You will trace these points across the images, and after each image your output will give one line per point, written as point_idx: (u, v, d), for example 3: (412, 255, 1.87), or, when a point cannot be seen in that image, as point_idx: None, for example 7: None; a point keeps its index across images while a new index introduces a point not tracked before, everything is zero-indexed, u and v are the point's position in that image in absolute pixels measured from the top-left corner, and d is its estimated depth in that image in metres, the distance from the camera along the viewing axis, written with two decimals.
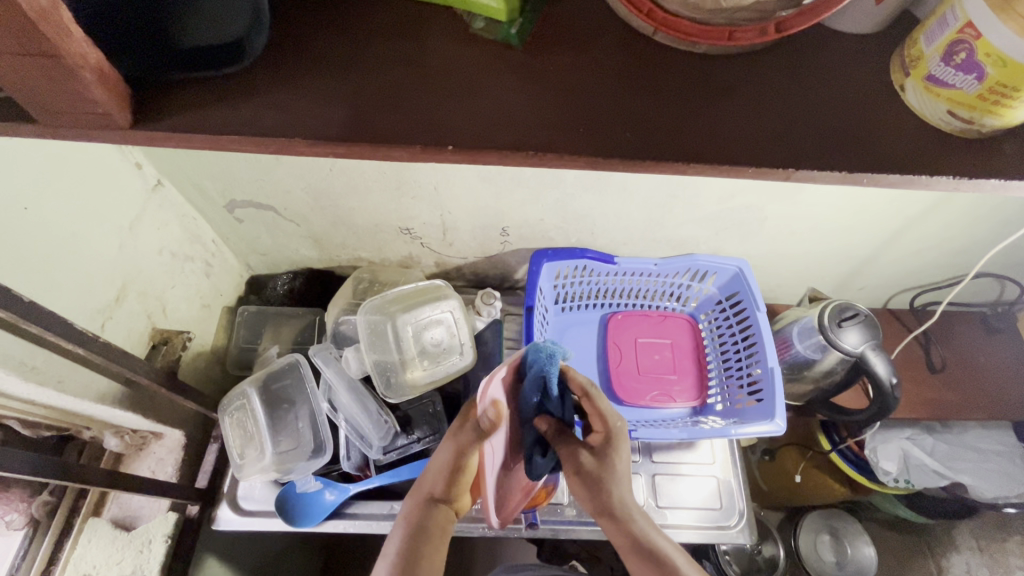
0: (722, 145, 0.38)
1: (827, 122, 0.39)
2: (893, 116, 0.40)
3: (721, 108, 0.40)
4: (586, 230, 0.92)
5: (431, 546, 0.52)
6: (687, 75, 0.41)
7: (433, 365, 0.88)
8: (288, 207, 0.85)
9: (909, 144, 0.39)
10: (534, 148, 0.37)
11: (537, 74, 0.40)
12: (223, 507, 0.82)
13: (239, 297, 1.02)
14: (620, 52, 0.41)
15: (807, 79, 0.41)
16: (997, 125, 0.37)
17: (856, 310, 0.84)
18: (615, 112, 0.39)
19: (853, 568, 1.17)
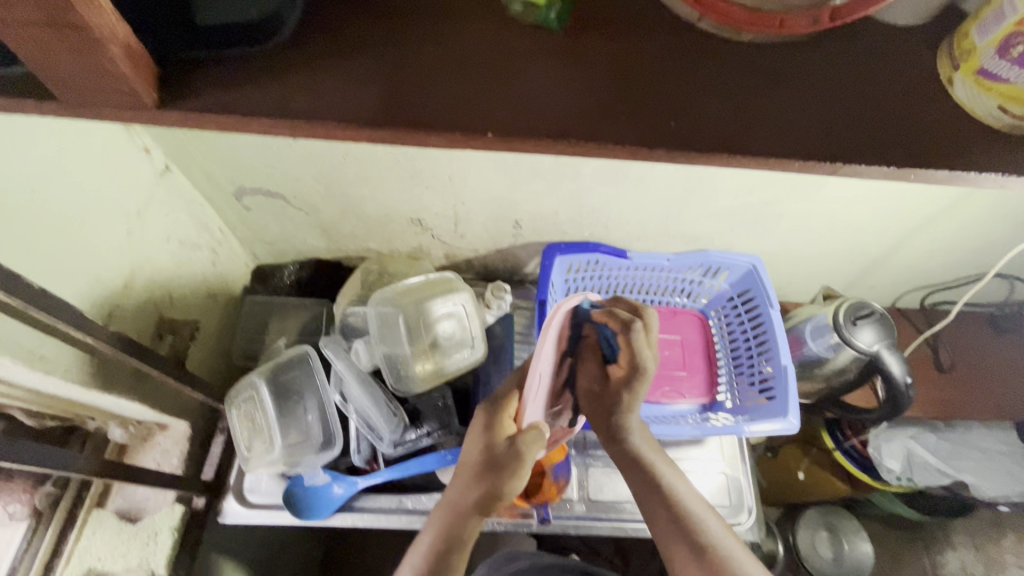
0: (767, 137, 0.37)
1: (876, 117, 0.38)
2: (940, 110, 0.39)
3: (769, 96, 0.39)
4: (600, 224, 0.91)
5: (458, 562, 0.57)
6: (732, 64, 0.39)
7: (445, 359, 0.88)
8: (298, 195, 0.84)
9: (961, 144, 0.38)
10: (578, 137, 0.36)
11: (580, 60, 0.39)
12: (229, 499, 0.83)
13: (245, 286, 1.00)
14: (664, 39, 0.40)
15: (852, 70, 0.40)
16: None
17: (871, 308, 0.84)
18: (659, 100, 0.38)
19: (851, 565, 1.19)
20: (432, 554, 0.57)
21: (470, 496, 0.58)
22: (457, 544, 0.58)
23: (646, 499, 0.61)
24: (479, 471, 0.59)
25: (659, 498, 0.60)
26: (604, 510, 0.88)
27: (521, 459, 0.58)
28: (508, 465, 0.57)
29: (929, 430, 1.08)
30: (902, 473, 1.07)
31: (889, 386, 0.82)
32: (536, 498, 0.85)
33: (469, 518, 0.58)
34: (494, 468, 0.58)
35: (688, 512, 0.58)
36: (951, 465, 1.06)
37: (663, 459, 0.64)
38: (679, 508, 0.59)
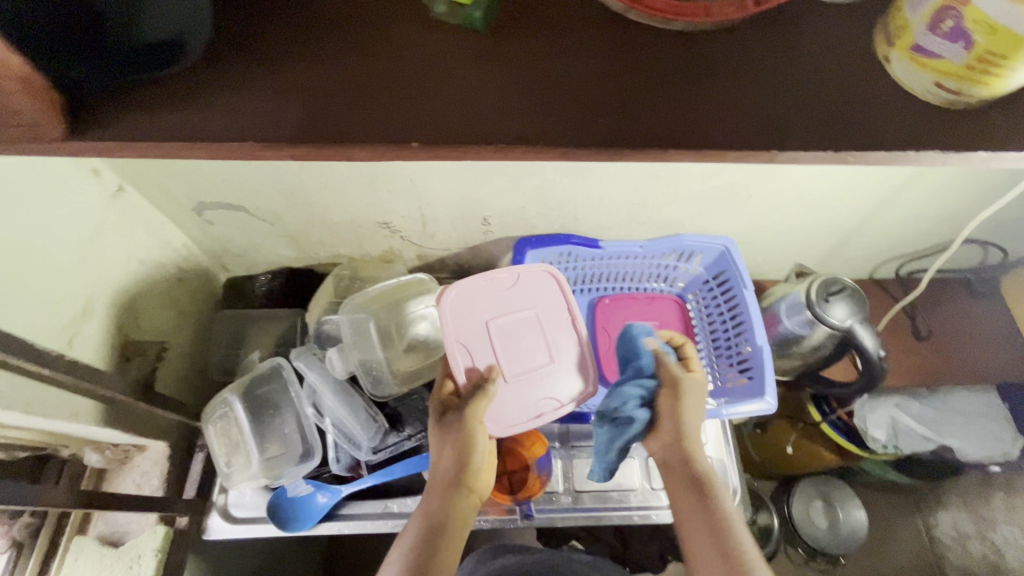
0: (702, 129, 0.36)
1: (813, 100, 0.38)
2: (880, 90, 0.39)
3: (706, 86, 0.38)
4: (570, 216, 0.90)
5: (447, 540, 0.60)
6: (666, 54, 0.38)
7: (420, 360, 0.89)
8: (261, 207, 0.83)
9: (901, 124, 0.38)
10: (507, 141, 0.35)
11: (508, 61, 0.37)
12: (213, 516, 0.83)
13: (218, 300, 0.99)
14: (596, 35, 0.39)
15: (788, 53, 0.39)
16: (984, 94, 0.36)
17: (842, 284, 0.84)
18: (590, 96, 0.37)
19: (845, 531, 1.26)
20: (419, 536, 0.60)
21: (443, 468, 0.65)
22: (443, 522, 0.61)
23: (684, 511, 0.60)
24: (443, 447, 0.66)
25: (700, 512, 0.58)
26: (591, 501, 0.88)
27: (467, 419, 0.66)
28: (460, 429, 0.66)
29: (913, 396, 1.06)
30: (888, 441, 1.05)
31: (864, 360, 0.82)
32: (521, 493, 0.85)
33: (447, 492, 0.64)
34: (448, 434, 0.66)
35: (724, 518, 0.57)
36: (935, 430, 1.04)
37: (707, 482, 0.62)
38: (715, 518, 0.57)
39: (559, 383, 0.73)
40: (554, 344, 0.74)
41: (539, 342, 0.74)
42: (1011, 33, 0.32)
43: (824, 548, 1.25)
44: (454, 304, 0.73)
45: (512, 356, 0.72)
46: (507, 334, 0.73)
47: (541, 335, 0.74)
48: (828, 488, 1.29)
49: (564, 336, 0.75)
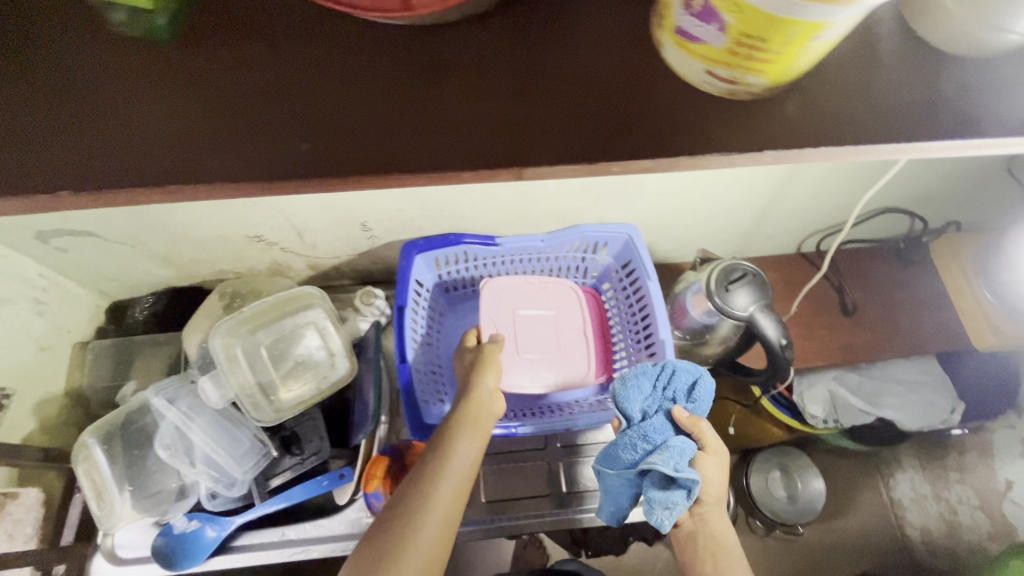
0: (401, 148, 0.34)
1: (547, 106, 0.33)
2: (639, 85, 0.33)
3: (414, 88, 0.34)
4: (457, 215, 0.84)
5: (464, 435, 0.69)
6: (372, 58, 0.35)
7: (313, 378, 0.82)
8: (112, 230, 0.76)
9: (655, 126, 0.33)
10: (183, 177, 0.34)
11: (201, 90, 0.36)
12: (98, 559, 0.79)
13: (97, 328, 0.92)
14: (296, 47, 0.36)
15: (529, 49, 0.34)
16: (762, 81, 0.31)
17: (744, 269, 0.79)
18: (279, 116, 0.35)
19: (803, 501, 1.23)
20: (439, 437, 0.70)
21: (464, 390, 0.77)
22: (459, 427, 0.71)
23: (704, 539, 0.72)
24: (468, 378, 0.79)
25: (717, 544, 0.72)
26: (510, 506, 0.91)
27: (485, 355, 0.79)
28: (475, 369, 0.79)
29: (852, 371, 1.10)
30: (828, 416, 1.09)
31: (767, 350, 0.77)
32: None
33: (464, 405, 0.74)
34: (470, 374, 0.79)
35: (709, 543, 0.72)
36: (872, 404, 1.10)
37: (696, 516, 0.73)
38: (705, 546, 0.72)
39: (557, 367, 0.90)
40: (561, 335, 0.92)
41: (550, 331, 0.91)
42: (757, 13, 0.26)
43: (784, 520, 1.22)
44: (495, 296, 0.92)
45: (516, 339, 0.90)
46: (529, 323, 0.91)
47: (558, 336, 0.91)
48: (786, 459, 1.26)
49: (573, 333, 0.92)
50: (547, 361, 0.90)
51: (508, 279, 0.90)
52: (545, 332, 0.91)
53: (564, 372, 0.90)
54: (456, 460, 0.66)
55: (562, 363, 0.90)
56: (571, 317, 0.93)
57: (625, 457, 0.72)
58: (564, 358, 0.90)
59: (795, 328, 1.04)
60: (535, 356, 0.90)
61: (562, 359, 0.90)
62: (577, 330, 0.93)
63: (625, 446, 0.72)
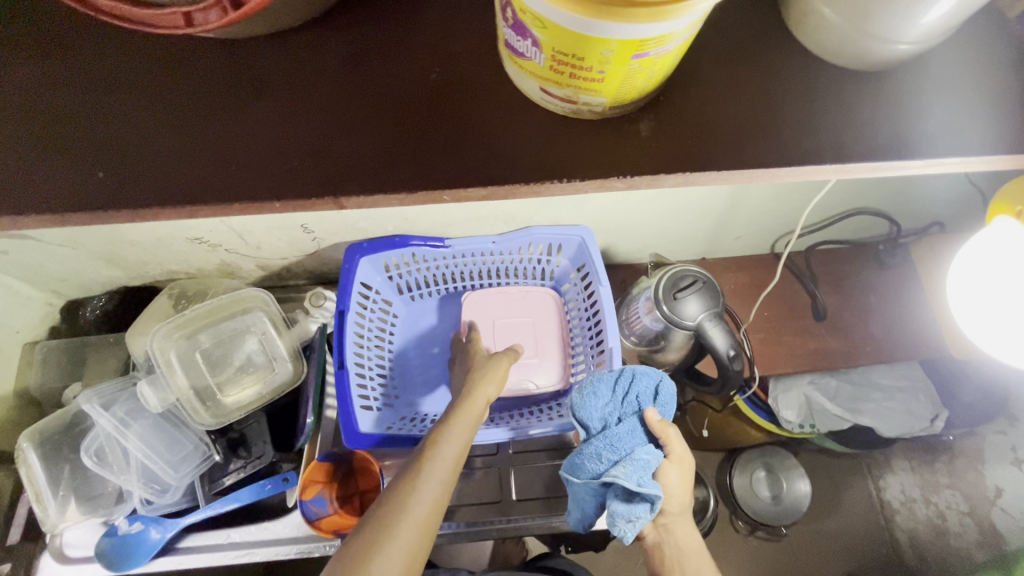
0: (226, 178, 0.41)
1: (345, 145, 0.41)
2: (422, 133, 0.41)
3: (232, 132, 0.42)
4: (401, 216, 0.81)
5: (460, 425, 0.67)
6: (203, 103, 0.43)
7: (254, 382, 0.83)
8: (47, 232, 0.75)
9: (430, 161, 0.41)
10: (47, 207, 0.40)
11: (61, 124, 0.42)
12: (45, 558, 0.80)
13: (50, 328, 0.93)
14: (143, 92, 0.43)
15: (335, 95, 0.42)
16: (586, 99, 0.37)
17: (695, 276, 0.75)
18: (131, 148, 0.42)
19: (788, 501, 1.24)
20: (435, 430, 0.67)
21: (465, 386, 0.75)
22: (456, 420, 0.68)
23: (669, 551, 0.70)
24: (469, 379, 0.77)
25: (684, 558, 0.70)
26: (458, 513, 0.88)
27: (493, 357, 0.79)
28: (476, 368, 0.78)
29: (829, 376, 1.07)
30: (802, 420, 1.07)
31: (717, 362, 0.74)
32: None
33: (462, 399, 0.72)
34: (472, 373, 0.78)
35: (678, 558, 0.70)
36: (851, 409, 1.07)
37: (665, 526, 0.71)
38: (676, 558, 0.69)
39: (538, 371, 0.92)
40: (538, 342, 0.94)
41: (527, 339, 0.94)
42: (556, 27, 0.30)
43: (767, 520, 1.23)
44: (472, 308, 0.94)
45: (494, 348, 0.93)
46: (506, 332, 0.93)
47: (535, 342, 0.94)
48: (770, 458, 1.25)
49: (550, 338, 0.94)
50: (526, 367, 0.92)
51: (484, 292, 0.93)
52: (522, 339, 0.93)
53: (546, 377, 0.92)
54: (451, 450, 0.63)
55: (539, 367, 0.92)
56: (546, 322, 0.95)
57: (589, 468, 0.67)
58: (542, 361, 0.93)
59: (764, 333, 1.00)
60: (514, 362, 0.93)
61: (540, 363, 0.93)
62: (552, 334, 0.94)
63: (591, 456, 0.67)
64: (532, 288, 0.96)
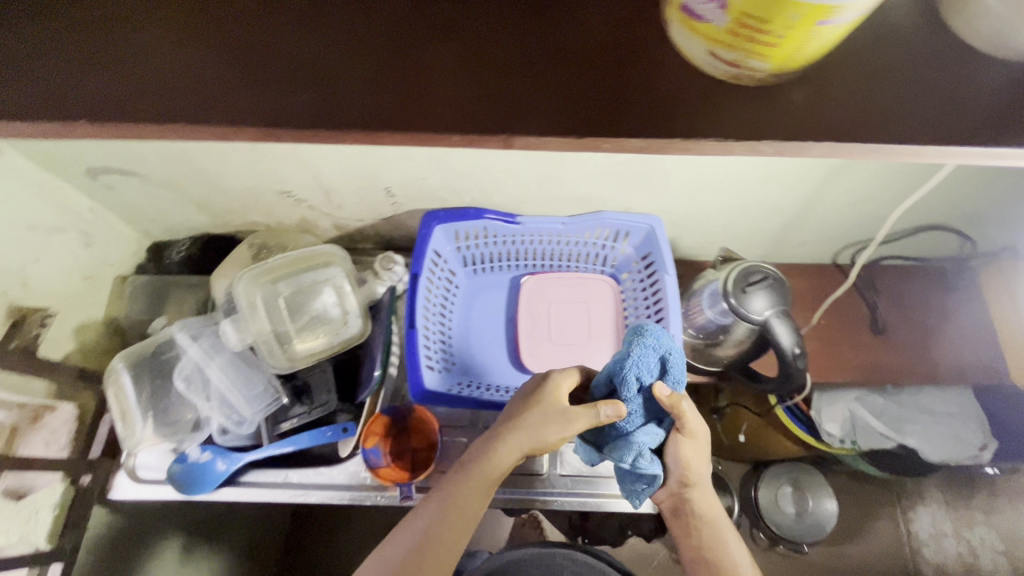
0: (363, 105, 0.42)
1: (481, 87, 0.42)
2: (560, 88, 0.42)
3: (371, 66, 0.43)
4: (479, 188, 0.84)
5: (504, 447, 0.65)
6: (348, 33, 0.44)
7: (326, 334, 0.87)
8: (153, 172, 0.80)
9: (565, 114, 0.41)
10: (193, 118, 0.42)
11: (221, 43, 0.44)
12: (120, 476, 0.86)
13: (137, 265, 0.99)
14: (297, 19, 0.45)
15: (481, 41, 0.43)
16: (761, 65, 0.34)
17: (766, 272, 0.76)
18: (277, 67, 0.43)
19: (812, 520, 1.21)
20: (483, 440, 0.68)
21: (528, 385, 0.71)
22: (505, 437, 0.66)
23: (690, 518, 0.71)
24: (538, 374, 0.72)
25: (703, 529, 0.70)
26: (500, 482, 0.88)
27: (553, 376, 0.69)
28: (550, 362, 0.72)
29: (877, 391, 0.99)
30: (845, 436, 0.99)
31: (779, 358, 0.75)
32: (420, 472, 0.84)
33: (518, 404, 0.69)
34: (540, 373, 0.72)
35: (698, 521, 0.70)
36: (896, 429, 0.98)
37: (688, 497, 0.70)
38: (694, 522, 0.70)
39: (593, 355, 0.94)
40: (595, 327, 0.96)
41: (584, 323, 0.96)
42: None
43: (788, 537, 1.21)
44: (531, 290, 0.97)
45: (550, 327, 0.96)
46: (563, 314, 0.96)
47: (591, 327, 0.96)
48: (799, 475, 1.24)
49: (607, 324, 0.96)
50: (581, 349, 0.95)
51: (544, 276, 0.97)
52: (578, 322, 0.96)
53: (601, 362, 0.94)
54: (489, 472, 0.64)
55: (594, 350, 0.94)
56: (604, 308, 0.97)
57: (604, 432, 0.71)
58: (597, 346, 0.95)
59: (818, 341, 1.00)
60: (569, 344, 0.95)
61: (594, 348, 0.95)
62: (609, 321, 0.96)
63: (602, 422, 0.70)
64: (590, 276, 0.99)
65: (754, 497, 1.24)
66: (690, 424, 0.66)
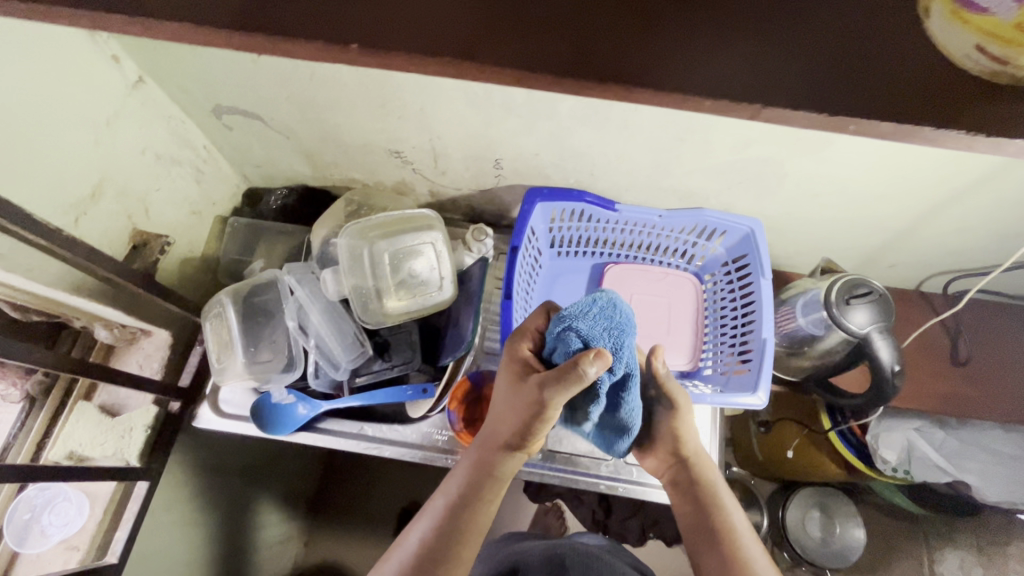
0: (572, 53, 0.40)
1: (695, 50, 0.40)
2: (778, 64, 0.40)
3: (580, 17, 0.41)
4: (587, 170, 0.85)
5: (495, 456, 0.66)
6: None
7: (415, 296, 0.87)
8: (275, 117, 0.82)
9: (782, 88, 0.39)
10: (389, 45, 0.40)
11: None
12: (203, 407, 0.89)
13: (234, 208, 1.02)
14: None
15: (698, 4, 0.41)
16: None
17: (871, 287, 0.76)
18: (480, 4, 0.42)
19: (838, 547, 1.22)
20: (476, 444, 0.68)
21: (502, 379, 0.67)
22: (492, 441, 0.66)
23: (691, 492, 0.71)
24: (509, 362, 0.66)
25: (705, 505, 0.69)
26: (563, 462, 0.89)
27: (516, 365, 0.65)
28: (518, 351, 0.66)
29: (936, 424, 0.98)
30: (899, 464, 0.97)
31: (875, 374, 0.75)
32: None
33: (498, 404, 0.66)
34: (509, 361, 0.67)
35: (703, 488, 0.71)
36: (954, 463, 0.96)
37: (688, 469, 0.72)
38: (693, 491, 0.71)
39: (671, 349, 0.95)
40: (675, 322, 0.96)
41: (664, 317, 0.97)
42: None
43: (814, 559, 1.22)
44: (615, 278, 0.98)
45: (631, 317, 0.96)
46: (644, 306, 0.97)
47: (671, 322, 0.97)
48: (828, 499, 1.24)
49: (686, 322, 0.97)
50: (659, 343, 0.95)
51: (631, 266, 0.98)
52: (659, 316, 0.97)
53: (679, 358, 0.94)
54: (482, 482, 0.65)
55: (672, 346, 0.95)
56: (686, 306, 0.97)
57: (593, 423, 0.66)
58: (676, 342, 0.95)
59: None
60: (648, 336, 0.96)
61: (671, 343, 0.96)
62: (690, 318, 0.97)
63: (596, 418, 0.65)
64: (673, 271, 0.99)
65: (782, 517, 1.25)
66: (676, 399, 0.70)
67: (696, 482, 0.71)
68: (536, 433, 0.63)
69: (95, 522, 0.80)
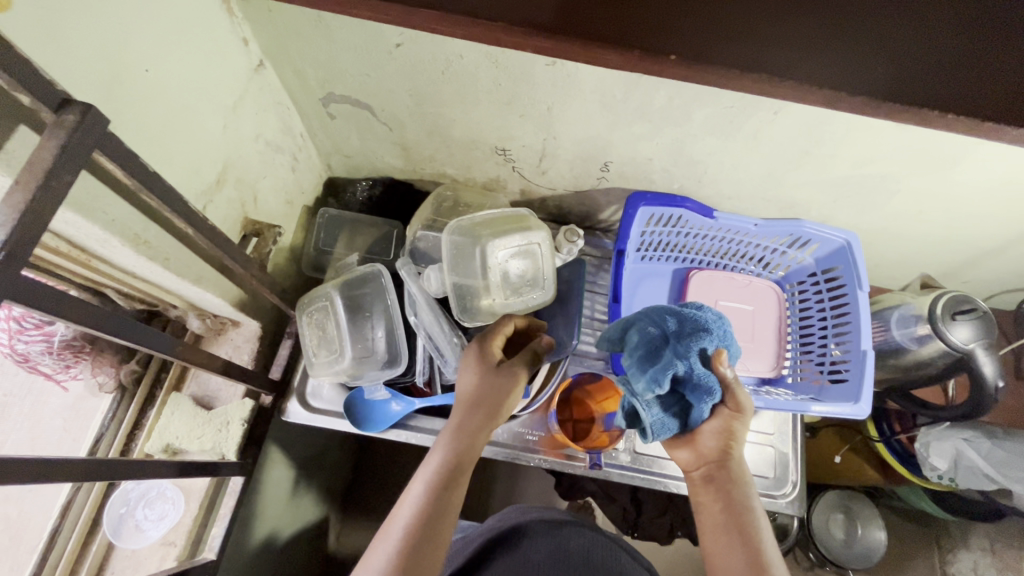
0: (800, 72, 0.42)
1: None
2: None
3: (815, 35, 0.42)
4: (694, 178, 0.85)
5: (468, 452, 0.62)
6: None
7: (516, 296, 0.85)
8: (386, 110, 0.80)
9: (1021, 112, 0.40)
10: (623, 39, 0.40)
11: None
12: (292, 401, 0.85)
13: (318, 198, 0.99)
14: None
15: None
16: None
17: (975, 305, 0.78)
18: None
19: (861, 548, 1.20)
20: (447, 444, 0.62)
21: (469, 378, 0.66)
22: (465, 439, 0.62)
23: (720, 487, 0.61)
24: (472, 361, 0.67)
25: (729, 506, 0.60)
26: (649, 465, 0.88)
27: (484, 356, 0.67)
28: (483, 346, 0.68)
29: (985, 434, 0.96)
30: (946, 472, 0.97)
31: (976, 387, 0.78)
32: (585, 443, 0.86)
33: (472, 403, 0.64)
34: (472, 356, 0.68)
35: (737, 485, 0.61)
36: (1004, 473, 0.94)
37: (725, 469, 0.62)
38: (724, 488, 0.61)
39: (756, 357, 0.96)
40: (760, 330, 0.98)
41: (749, 325, 0.98)
42: None
43: (838, 561, 1.21)
44: (700, 284, 0.99)
45: None
46: (729, 313, 0.98)
47: (757, 329, 0.98)
48: (851, 502, 1.23)
49: (770, 330, 0.98)
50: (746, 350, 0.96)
51: (716, 273, 0.99)
52: (744, 323, 0.98)
53: (764, 365, 0.96)
54: (458, 483, 0.60)
55: (758, 353, 0.96)
56: (769, 314, 0.99)
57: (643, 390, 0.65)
58: (761, 349, 0.96)
59: None
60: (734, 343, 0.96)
61: (758, 350, 0.97)
62: (773, 327, 0.98)
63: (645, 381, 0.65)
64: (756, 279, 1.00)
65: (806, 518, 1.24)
66: (739, 398, 0.62)
67: (733, 483, 0.61)
68: (496, 412, 0.64)
69: (192, 516, 0.79)
